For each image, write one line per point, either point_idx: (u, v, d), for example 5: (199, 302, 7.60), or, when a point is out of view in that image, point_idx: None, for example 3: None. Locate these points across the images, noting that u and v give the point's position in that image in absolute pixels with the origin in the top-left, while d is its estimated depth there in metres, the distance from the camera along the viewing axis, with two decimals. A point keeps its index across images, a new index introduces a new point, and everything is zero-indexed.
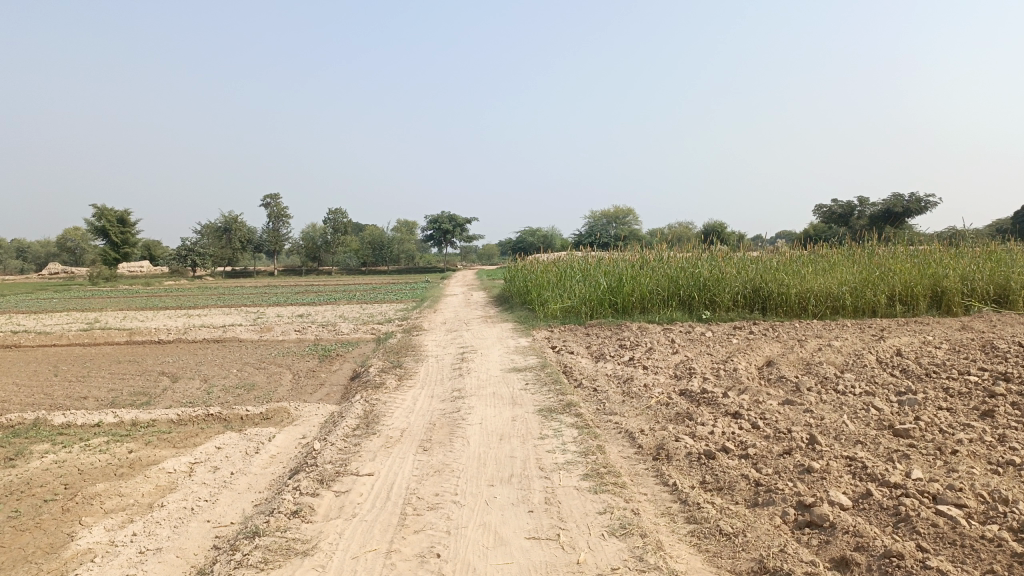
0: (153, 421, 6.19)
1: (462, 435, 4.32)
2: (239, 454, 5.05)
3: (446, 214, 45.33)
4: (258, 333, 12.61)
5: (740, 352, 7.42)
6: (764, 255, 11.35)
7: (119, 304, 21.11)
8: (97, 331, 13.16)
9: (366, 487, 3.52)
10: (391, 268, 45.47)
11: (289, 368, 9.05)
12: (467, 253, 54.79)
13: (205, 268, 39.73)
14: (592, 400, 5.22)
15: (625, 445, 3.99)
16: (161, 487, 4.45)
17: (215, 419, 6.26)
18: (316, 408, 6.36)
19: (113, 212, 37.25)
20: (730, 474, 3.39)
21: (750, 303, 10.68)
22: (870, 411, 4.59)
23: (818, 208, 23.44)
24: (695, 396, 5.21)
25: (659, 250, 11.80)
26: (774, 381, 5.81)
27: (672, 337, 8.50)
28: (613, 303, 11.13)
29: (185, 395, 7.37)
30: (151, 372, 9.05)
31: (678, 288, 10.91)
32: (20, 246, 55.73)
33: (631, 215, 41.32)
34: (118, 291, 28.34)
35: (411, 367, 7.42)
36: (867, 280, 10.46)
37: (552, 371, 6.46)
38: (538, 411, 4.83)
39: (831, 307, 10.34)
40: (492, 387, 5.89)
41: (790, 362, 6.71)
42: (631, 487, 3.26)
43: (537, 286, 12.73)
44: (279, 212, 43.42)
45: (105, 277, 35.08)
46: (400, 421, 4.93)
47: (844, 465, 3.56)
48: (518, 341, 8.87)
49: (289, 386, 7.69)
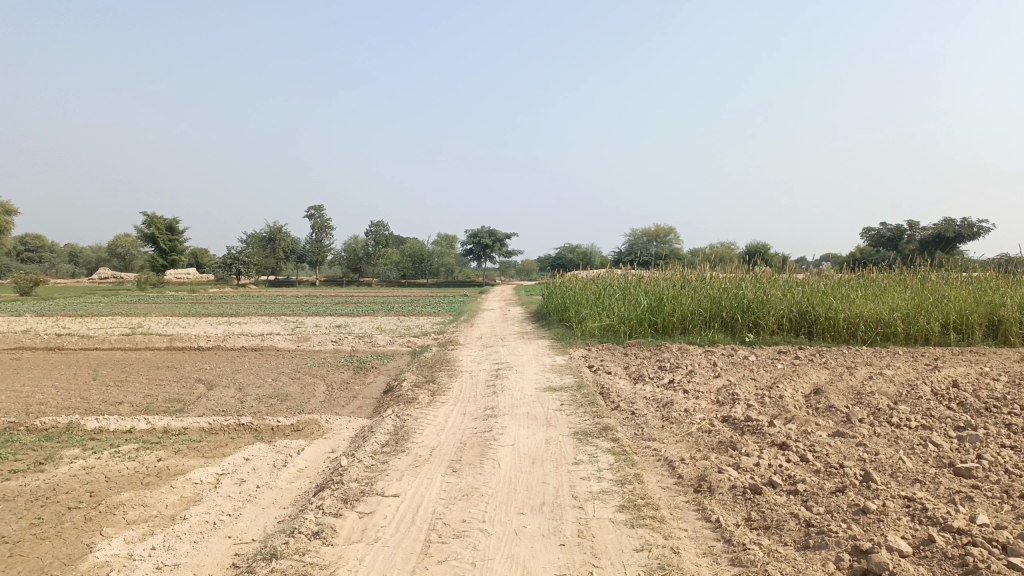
0: (184, 429, 6.14)
1: (493, 457, 4.15)
2: (267, 466, 4.96)
3: (486, 228, 45.39)
4: (295, 342, 12.62)
5: (786, 378, 7.13)
6: (811, 278, 11.02)
7: (163, 310, 21.45)
8: (138, 336, 13.34)
9: (391, 509, 3.37)
10: (430, 281, 45.67)
11: (323, 379, 8.99)
12: (506, 268, 54.76)
13: (249, 276, 40.31)
14: (630, 424, 5.01)
15: (663, 474, 3.79)
16: (185, 499, 4.36)
17: (245, 428, 6.19)
18: (347, 422, 6.26)
19: (161, 220, 38.05)
20: (776, 512, 3.17)
21: (796, 326, 10.36)
22: (927, 446, 4.32)
23: (866, 231, 22.83)
24: (739, 424, 4.98)
25: (702, 270, 11.53)
26: (823, 411, 5.53)
27: (714, 360, 8.24)
28: (653, 322, 10.89)
29: (218, 403, 7.34)
30: (187, 378, 9.07)
31: (721, 309, 10.63)
32: (72, 252, 57.27)
33: (672, 233, 40.88)
34: (164, 298, 28.89)
35: (444, 382, 7.29)
36: (920, 306, 10.07)
37: (588, 391, 6.27)
38: (573, 434, 4.65)
39: (882, 334, 9.97)
40: (526, 406, 5.72)
41: (839, 391, 6.42)
42: (671, 522, 3.06)
43: (575, 302, 12.54)
44: (322, 223, 43.94)
45: (152, 284, 35.78)
46: (431, 439, 4.79)
47: (901, 506, 3.31)
48: (555, 359, 8.69)
49: (322, 398, 7.61)
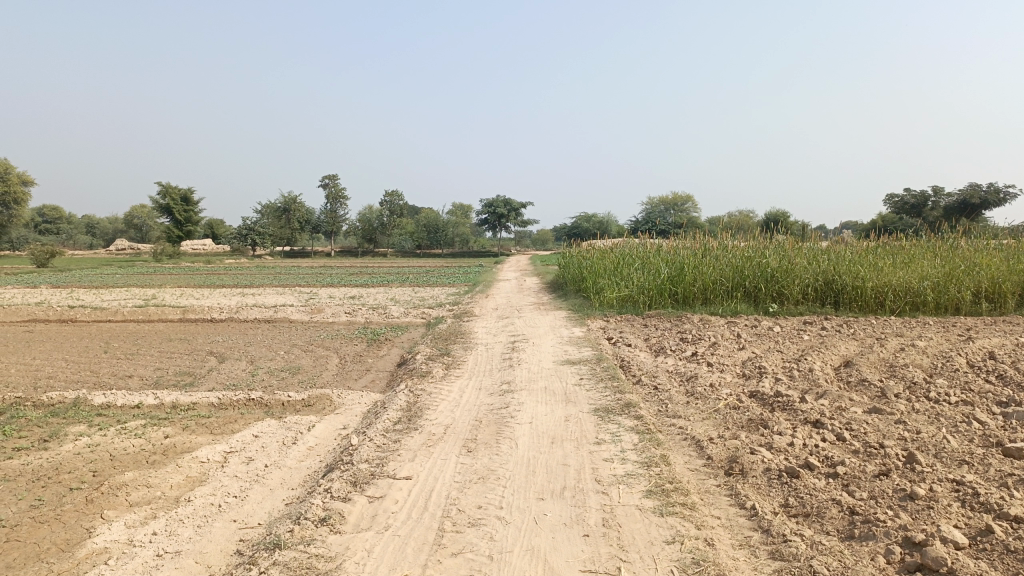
0: (193, 404, 5.99)
1: (509, 436, 3.94)
2: (276, 444, 4.79)
3: (501, 198, 45.01)
4: (309, 313, 12.46)
5: (813, 350, 6.86)
6: (837, 246, 10.68)
7: (178, 281, 21.38)
8: (151, 308, 13.24)
9: (403, 494, 3.17)
10: (445, 251, 45.55)
11: (336, 351, 8.83)
12: (521, 239, 54.49)
13: (264, 246, 40.25)
14: (653, 400, 4.78)
15: (692, 455, 3.56)
16: (191, 480, 4.20)
17: (255, 403, 6.03)
18: (359, 397, 6.08)
19: (177, 190, 37.93)
20: (816, 499, 2.94)
21: (822, 296, 10.05)
22: (971, 422, 4.05)
23: (889, 198, 22.30)
24: (769, 400, 4.74)
25: (723, 238, 11.21)
26: (856, 387, 5.27)
27: (737, 332, 7.98)
28: (673, 293, 10.61)
29: (228, 377, 7.19)
30: (199, 351, 8.95)
31: (743, 279, 10.33)
32: (90, 223, 57.34)
33: (689, 202, 40.30)
34: (179, 269, 28.89)
35: (459, 355, 7.08)
36: (951, 274, 9.73)
37: (609, 365, 6.04)
38: (594, 411, 4.43)
39: (911, 304, 9.65)
40: (544, 381, 5.50)
41: (871, 364, 6.15)
42: (702, 510, 2.84)
43: (593, 273, 12.27)
44: (337, 193, 43.75)
45: (168, 254, 35.76)
46: (444, 416, 4.59)
47: (950, 490, 3.06)
48: (573, 330, 8.45)
49: (334, 372, 7.43)
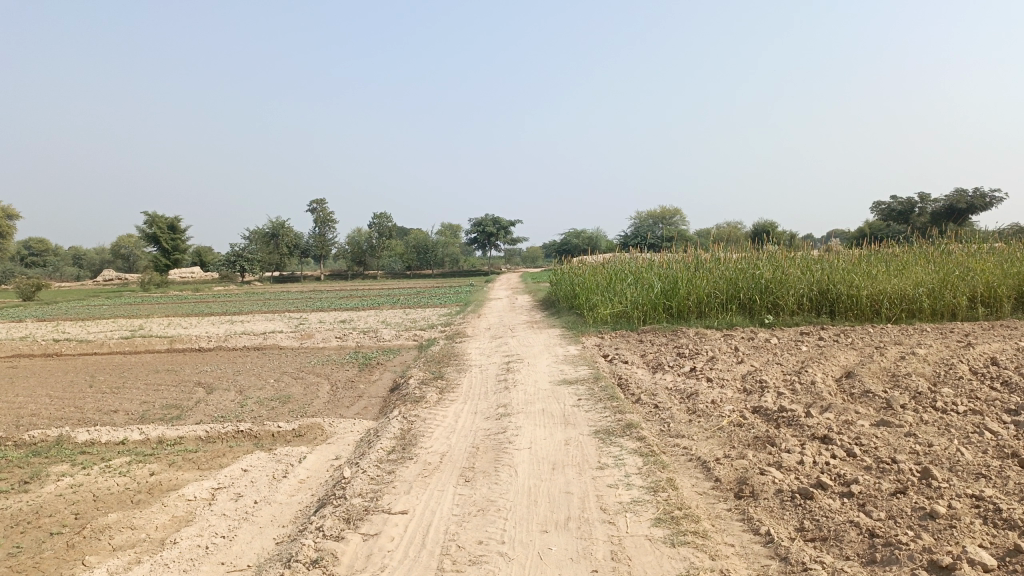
0: (180, 438, 5.82)
1: (508, 463, 3.79)
2: (266, 478, 4.62)
3: (490, 216, 45.00)
4: (299, 339, 12.27)
5: (813, 361, 6.75)
6: (831, 255, 10.61)
7: (166, 310, 21.13)
8: (138, 339, 13.03)
9: (399, 530, 3.02)
10: (435, 272, 45.40)
11: (327, 377, 8.65)
12: (511, 256, 54.44)
13: (253, 272, 39.99)
14: (654, 419, 4.64)
15: (699, 477, 3.42)
16: (177, 520, 4.04)
17: (244, 436, 5.85)
18: (352, 425, 5.92)
19: (164, 218, 37.67)
20: (833, 521, 2.80)
21: (817, 306, 9.96)
22: (983, 432, 3.93)
23: (875, 205, 22.34)
24: (773, 415, 4.61)
25: (716, 250, 11.13)
26: (860, 398, 5.15)
27: (734, 344, 7.86)
28: (667, 307, 10.50)
29: (217, 408, 7.01)
30: (186, 382, 8.76)
31: (738, 291, 10.23)
32: (76, 255, 56.90)
33: (677, 215, 40.33)
34: (168, 298, 28.61)
35: (454, 378, 6.92)
36: (946, 280, 9.67)
37: (606, 384, 5.91)
38: (595, 433, 4.29)
39: (907, 311, 9.57)
40: (541, 403, 5.36)
41: (873, 374, 6.03)
42: (715, 538, 2.70)
43: (585, 289, 12.15)
44: (325, 217, 43.60)
45: (156, 283, 35.45)
46: (440, 444, 4.43)
47: (971, 506, 2.93)
48: (568, 349, 8.32)
49: (325, 399, 7.26)
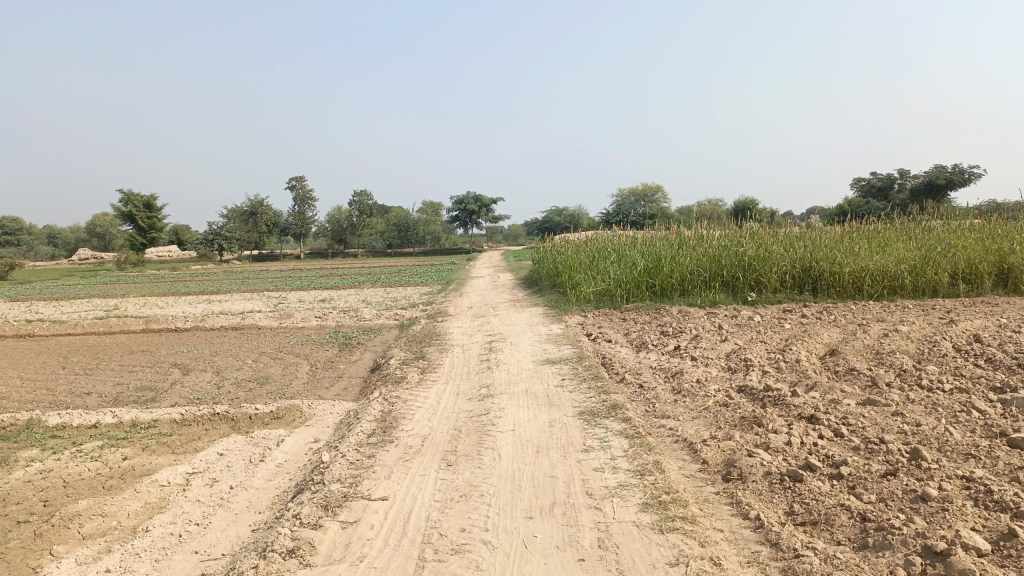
0: (155, 422, 5.68)
1: (491, 447, 3.70)
2: (242, 463, 4.51)
3: (471, 194, 44.72)
4: (278, 319, 12.10)
5: (797, 339, 6.72)
6: (813, 232, 10.58)
7: (142, 290, 20.80)
8: (113, 319, 12.80)
9: (379, 517, 2.92)
10: (417, 250, 45.12)
11: (307, 358, 8.52)
12: (493, 234, 54.24)
13: (232, 251, 39.52)
14: (639, 400, 4.57)
15: (685, 459, 3.35)
16: (150, 507, 3.92)
17: (221, 418, 5.72)
18: (331, 406, 5.80)
19: (139, 197, 37.04)
20: (823, 505, 2.74)
21: (800, 283, 9.94)
22: (971, 411, 3.89)
23: (855, 182, 22.39)
24: (759, 394, 4.55)
25: (699, 227, 11.07)
26: (845, 377, 5.11)
27: (718, 322, 7.81)
28: (651, 285, 10.44)
29: (193, 390, 6.86)
30: (162, 363, 8.59)
31: (721, 269, 10.18)
32: (50, 232, 55.86)
33: (658, 193, 40.31)
34: (145, 277, 28.21)
35: (435, 358, 6.82)
36: (927, 256, 9.67)
37: (590, 363, 5.83)
38: (579, 414, 4.21)
39: (889, 288, 9.58)
40: (524, 383, 5.27)
41: (857, 352, 6.00)
42: (705, 524, 2.63)
43: (568, 267, 12.06)
44: (304, 194, 43.10)
45: (133, 263, 34.92)
46: (421, 426, 4.34)
47: (962, 488, 2.88)
48: (551, 327, 8.24)
49: (305, 380, 7.13)
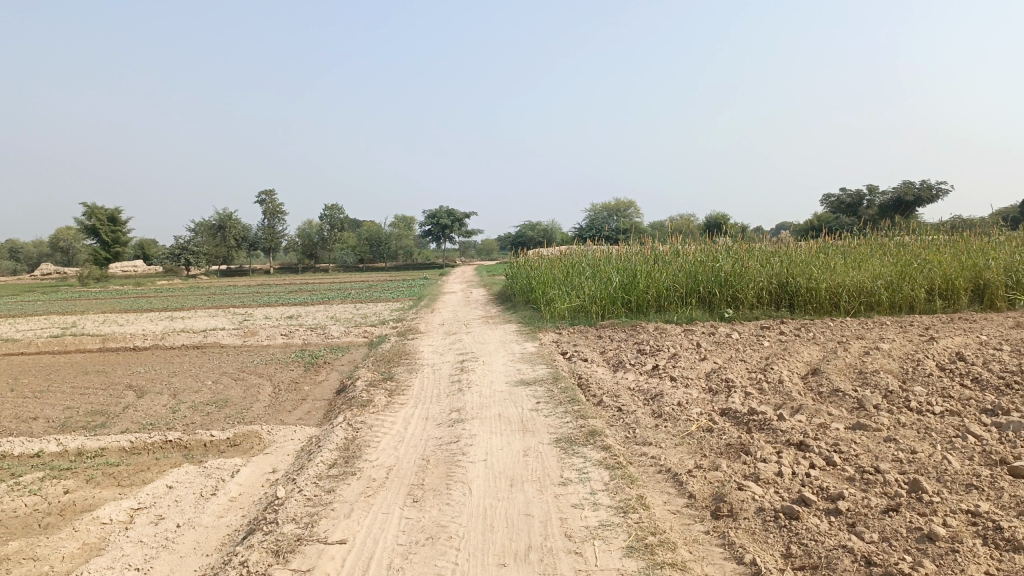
0: (102, 450, 5.31)
1: (461, 479, 3.43)
2: (192, 497, 4.18)
3: (444, 208, 44.46)
4: (242, 337, 11.69)
5: (777, 357, 6.54)
6: (789, 247, 10.47)
7: (103, 306, 20.16)
8: (68, 338, 12.28)
9: (335, 564, 2.63)
10: (389, 265, 44.69)
11: (270, 378, 8.16)
12: (465, 250, 53.97)
13: (200, 266, 38.77)
14: (619, 425, 4.33)
15: (670, 493, 3.11)
16: (88, 548, 3.58)
17: (174, 446, 5.38)
18: (293, 432, 5.48)
19: (104, 211, 36.20)
20: (824, 546, 2.51)
21: (776, 299, 9.81)
22: (966, 436, 3.70)
23: (825, 198, 22.50)
24: (744, 419, 4.33)
25: (674, 243, 10.91)
26: (830, 398, 4.91)
27: (696, 340, 7.62)
28: (626, 301, 10.24)
29: (147, 414, 6.49)
30: (117, 385, 8.17)
31: (697, 285, 10.01)
32: (11, 247, 54.46)
33: (631, 208, 40.41)
34: (109, 293, 27.56)
35: (403, 379, 6.52)
36: (903, 272, 9.60)
37: (566, 385, 5.58)
38: (556, 442, 3.95)
39: (865, 304, 9.49)
40: (497, 407, 5.00)
41: (840, 371, 5.82)
42: (696, 571, 2.39)
43: (541, 283, 11.83)
44: (274, 209, 42.48)
45: (96, 278, 34.05)
46: (387, 456, 4.05)
47: (969, 523, 2.67)
48: (525, 346, 7.99)
49: (266, 403, 6.79)
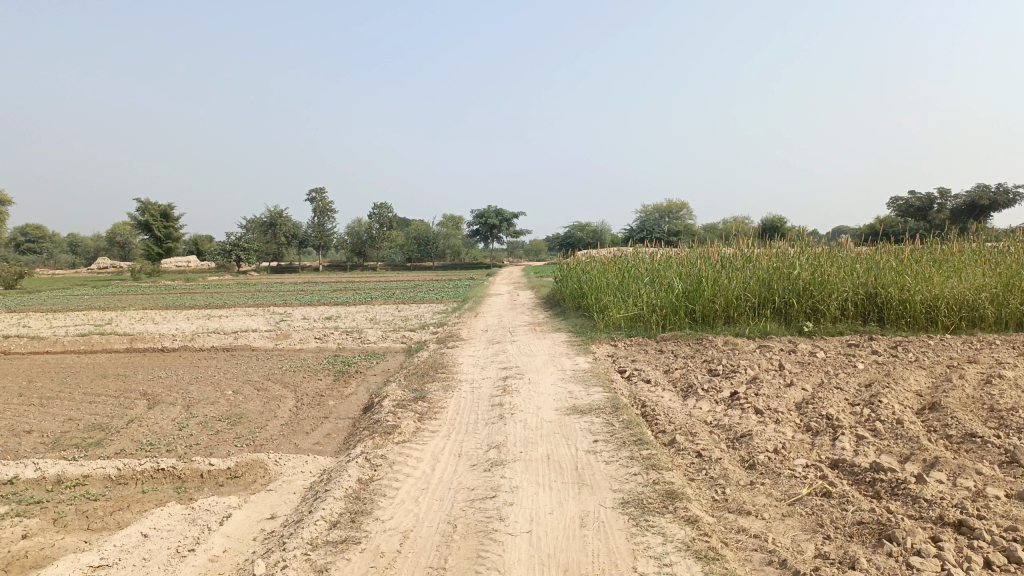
0: (83, 478, 4.56)
1: (497, 567, 2.53)
2: (165, 555, 3.36)
3: (493, 208, 43.66)
4: (274, 340, 10.96)
5: (880, 383, 5.46)
6: (874, 252, 9.29)
7: (145, 303, 19.75)
8: (97, 335, 11.74)
9: None
10: (436, 264, 44.06)
11: (293, 390, 7.38)
12: (512, 250, 53.14)
13: (250, 262, 38.73)
14: (703, 480, 3.37)
15: None
16: None
17: (165, 475, 4.60)
18: (306, 463, 4.66)
19: (156, 206, 36.30)
20: None
21: (863, 312, 8.70)
22: None
23: (892, 202, 20.82)
24: (866, 479, 3.33)
25: (742, 245, 9.81)
26: (967, 448, 3.88)
27: (778, 359, 6.58)
28: (690, 311, 9.21)
29: (149, 432, 5.73)
30: (131, 393, 7.47)
31: (772, 294, 8.93)
32: (73, 242, 55.97)
33: (683, 209, 38.94)
34: (160, 288, 27.55)
35: (437, 400, 5.64)
36: (1009, 283, 8.40)
37: (629, 416, 4.63)
38: (622, 506, 3.02)
39: (966, 319, 8.31)
40: (545, 446, 4.07)
41: (965, 407, 4.75)
42: None
43: (593, 288, 10.88)
44: (324, 206, 42.23)
45: (148, 273, 34.17)
46: (404, 515, 3.16)
47: None
48: (577, 361, 7.06)
49: (283, 421, 5.97)
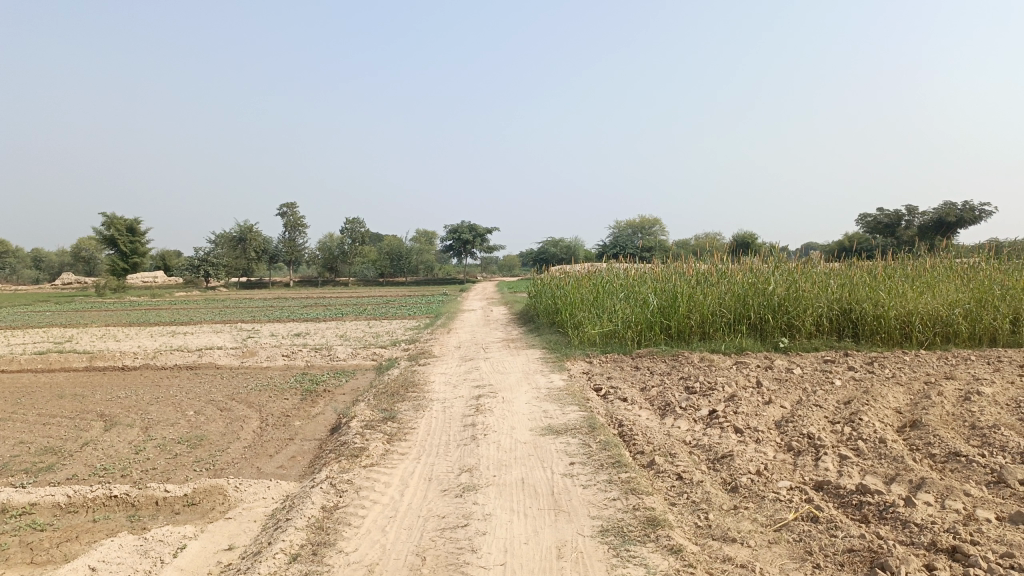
0: (29, 507, 4.29)
1: None
2: None
3: (466, 223, 43.51)
4: (240, 357, 10.67)
5: (859, 400, 5.37)
6: (847, 268, 9.28)
7: (107, 319, 19.23)
8: (55, 354, 11.34)
9: None
10: (409, 279, 43.74)
11: (259, 410, 7.13)
12: (485, 266, 52.97)
13: (219, 278, 38.11)
14: (684, 505, 3.22)
15: None
16: None
17: (118, 503, 4.34)
18: (268, 488, 4.44)
19: (123, 220, 35.61)
20: None
21: (838, 327, 8.66)
22: None
23: (861, 218, 21.03)
24: (853, 503, 3.21)
25: (717, 260, 9.75)
26: (952, 468, 3.78)
27: (756, 376, 6.48)
28: (665, 327, 9.11)
29: (104, 456, 5.45)
30: (88, 414, 7.16)
31: (747, 309, 8.87)
32: (37, 258, 54.82)
33: (656, 225, 39.11)
34: (125, 304, 26.94)
35: (407, 420, 5.44)
36: (982, 298, 8.42)
37: (606, 437, 4.48)
38: (602, 534, 2.86)
39: (940, 334, 8.30)
40: (519, 469, 3.90)
41: (947, 425, 4.66)
42: None
43: (568, 304, 10.75)
44: (295, 221, 41.79)
45: (113, 288, 33.45)
46: (370, 546, 2.97)
47: None
48: (552, 378, 6.89)
49: (247, 443, 5.73)
